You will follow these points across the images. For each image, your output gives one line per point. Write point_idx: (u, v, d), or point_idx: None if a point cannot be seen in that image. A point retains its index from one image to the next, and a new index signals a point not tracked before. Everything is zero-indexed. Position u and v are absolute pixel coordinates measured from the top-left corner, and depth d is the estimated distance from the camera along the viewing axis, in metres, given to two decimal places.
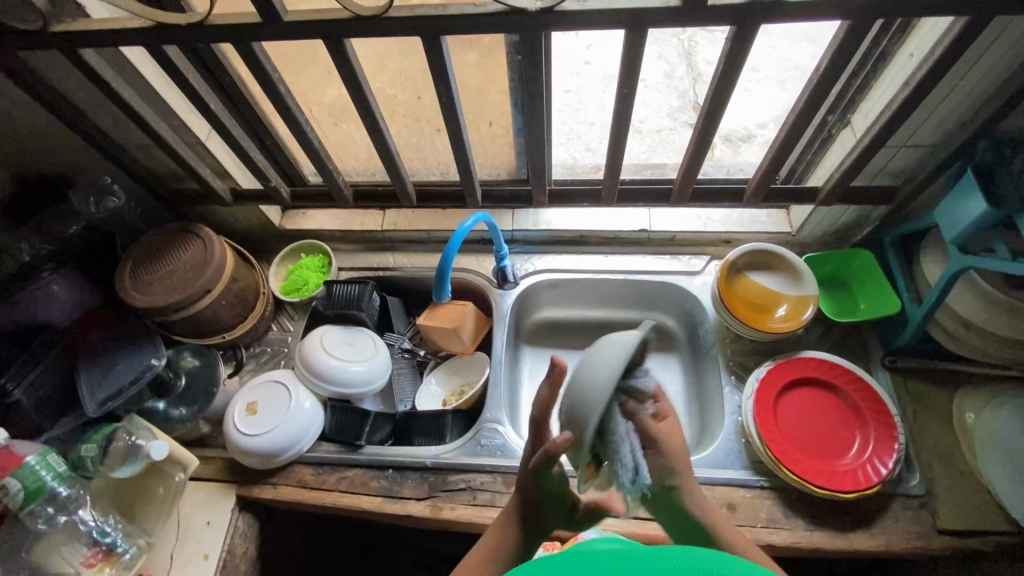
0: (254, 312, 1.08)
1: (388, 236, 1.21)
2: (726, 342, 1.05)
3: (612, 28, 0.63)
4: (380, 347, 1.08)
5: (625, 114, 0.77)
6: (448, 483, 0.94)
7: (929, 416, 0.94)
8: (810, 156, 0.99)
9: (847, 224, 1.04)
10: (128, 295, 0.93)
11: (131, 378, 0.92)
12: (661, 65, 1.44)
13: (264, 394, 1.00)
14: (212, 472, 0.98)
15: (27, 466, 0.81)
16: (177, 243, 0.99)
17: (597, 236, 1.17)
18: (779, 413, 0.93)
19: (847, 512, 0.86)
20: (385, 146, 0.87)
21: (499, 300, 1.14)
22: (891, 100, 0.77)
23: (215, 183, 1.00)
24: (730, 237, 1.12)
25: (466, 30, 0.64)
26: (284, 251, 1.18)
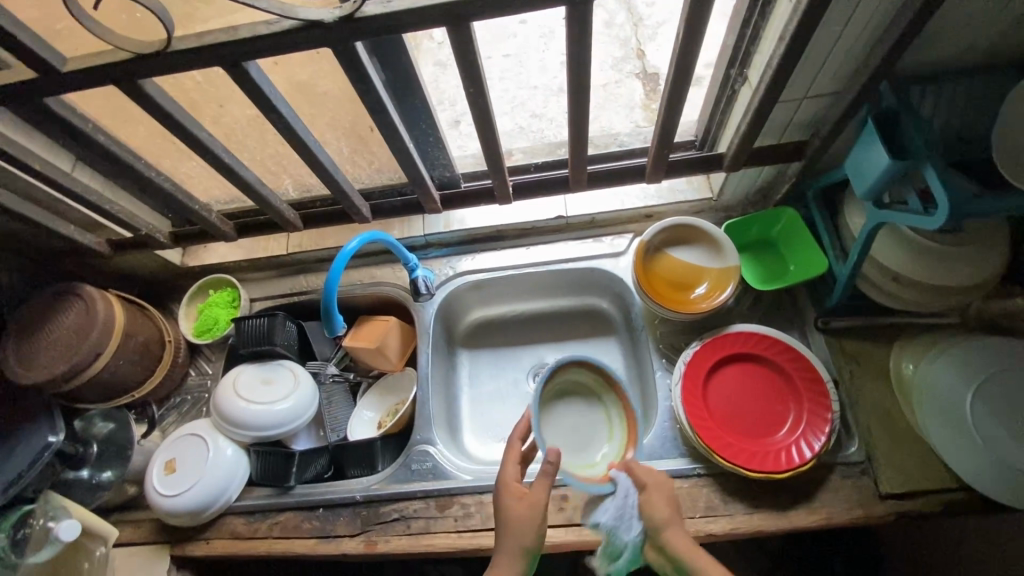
0: (164, 363, 1.03)
1: (299, 259, 1.14)
2: (656, 324, 1.01)
3: (432, 26, 0.57)
4: (301, 380, 1.02)
5: (486, 115, 0.70)
6: (381, 515, 0.91)
7: (868, 375, 0.90)
8: (719, 115, 0.91)
9: (766, 183, 0.98)
10: (13, 371, 0.88)
11: (29, 461, 0.87)
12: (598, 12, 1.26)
13: (182, 450, 0.96)
14: (142, 536, 0.95)
15: None
16: (59, 307, 0.92)
17: (515, 229, 1.11)
18: (711, 396, 0.89)
19: (786, 490, 0.84)
20: (247, 179, 0.80)
21: (420, 311, 1.08)
22: (775, 55, 0.69)
23: (86, 237, 0.92)
24: (651, 211, 1.06)
25: (271, 51, 0.58)
26: (191, 291, 1.12)
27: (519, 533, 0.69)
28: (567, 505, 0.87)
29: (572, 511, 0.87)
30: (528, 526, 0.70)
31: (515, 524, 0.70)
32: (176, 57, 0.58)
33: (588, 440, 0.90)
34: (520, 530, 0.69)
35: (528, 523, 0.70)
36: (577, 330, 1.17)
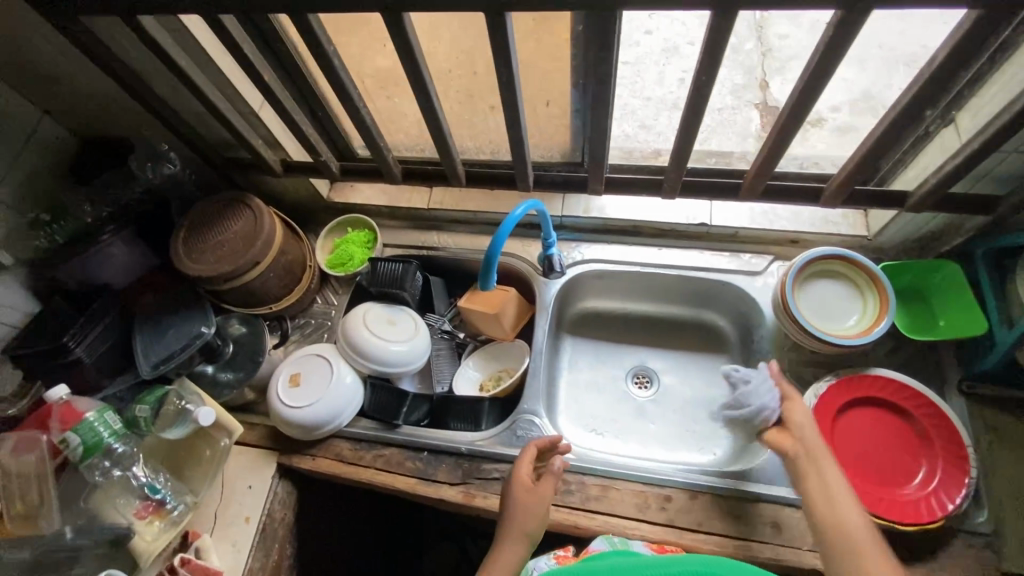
0: (301, 285, 1.08)
1: (435, 215, 1.19)
2: (783, 350, 0.99)
3: (695, 8, 0.57)
4: (420, 329, 1.07)
5: (698, 109, 0.72)
6: (483, 471, 0.94)
7: (1007, 450, 0.86)
8: (902, 155, 0.89)
9: (932, 232, 0.94)
10: (182, 262, 0.95)
11: (181, 344, 0.95)
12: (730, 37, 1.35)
13: (307, 366, 1.01)
14: (254, 439, 1.01)
15: (87, 422, 0.85)
16: (228, 213, 0.99)
17: (651, 228, 1.11)
18: (836, 433, 0.87)
19: (902, 545, 0.81)
20: (439, 127, 0.83)
21: (544, 288, 1.10)
22: (1012, 102, 0.67)
23: (267, 154, 0.99)
24: (797, 237, 1.04)
25: (534, 6, 0.60)
26: (331, 224, 1.18)
27: (519, 525, 0.78)
28: (668, 506, 0.87)
29: (673, 513, 0.87)
30: (531, 522, 0.78)
31: (519, 516, 0.79)
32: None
33: (826, 325, 0.92)
34: (523, 522, 0.78)
35: (530, 518, 0.79)
36: (687, 340, 1.16)
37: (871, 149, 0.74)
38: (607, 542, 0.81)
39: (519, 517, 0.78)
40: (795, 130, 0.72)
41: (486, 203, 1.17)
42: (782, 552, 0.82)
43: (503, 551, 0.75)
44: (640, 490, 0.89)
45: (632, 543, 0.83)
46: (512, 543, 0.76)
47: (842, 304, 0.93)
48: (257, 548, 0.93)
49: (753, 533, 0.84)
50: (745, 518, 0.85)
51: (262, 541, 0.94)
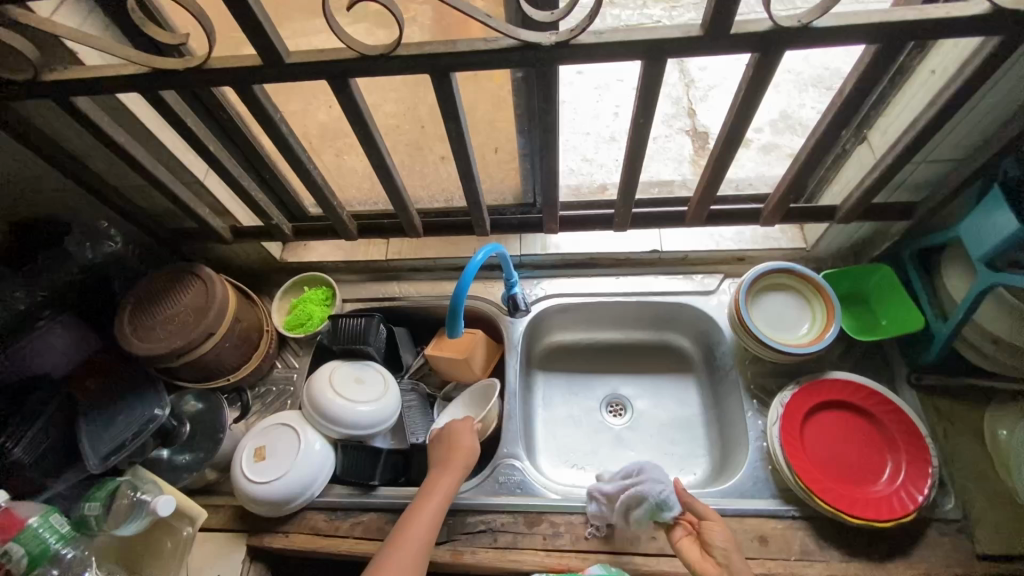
0: (259, 351, 1.05)
1: (394, 265, 1.18)
2: (745, 364, 1.03)
3: (628, 59, 0.61)
4: (390, 386, 1.03)
5: (639, 149, 0.76)
6: (467, 525, 0.90)
7: (961, 435, 0.91)
8: (825, 171, 0.97)
9: (862, 238, 1.02)
10: (129, 341, 0.90)
11: (133, 430, 0.89)
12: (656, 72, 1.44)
13: (272, 438, 0.96)
14: (220, 522, 0.95)
15: (29, 528, 0.76)
16: (177, 285, 0.95)
17: (606, 258, 1.15)
18: (806, 439, 0.90)
19: (883, 541, 0.83)
20: (392, 181, 0.84)
21: (510, 327, 1.11)
22: (914, 119, 0.74)
23: (214, 222, 0.97)
24: (743, 255, 1.10)
25: (479, 65, 0.62)
26: (287, 285, 1.15)
27: (441, 485, 0.86)
28: (659, 535, 0.87)
29: (664, 541, 0.86)
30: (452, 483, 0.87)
31: (441, 481, 0.87)
32: (396, 62, 0.61)
33: (782, 335, 0.97)
34: (443, 486, 0.86)
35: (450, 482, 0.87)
36: (653, 364, 1.18)
37: (800, 171, 0.80)
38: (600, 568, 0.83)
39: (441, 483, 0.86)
40: (730, 159, 0.76)
41: (443, 249, 1.17)
42: (773, 565, 0.83)
43: (425, 508, 0.83)
44: None
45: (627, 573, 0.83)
46: (435, 502, 0.84)
47: (795, 314, 0.98)
48: None
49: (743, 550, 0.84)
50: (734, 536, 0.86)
51: None
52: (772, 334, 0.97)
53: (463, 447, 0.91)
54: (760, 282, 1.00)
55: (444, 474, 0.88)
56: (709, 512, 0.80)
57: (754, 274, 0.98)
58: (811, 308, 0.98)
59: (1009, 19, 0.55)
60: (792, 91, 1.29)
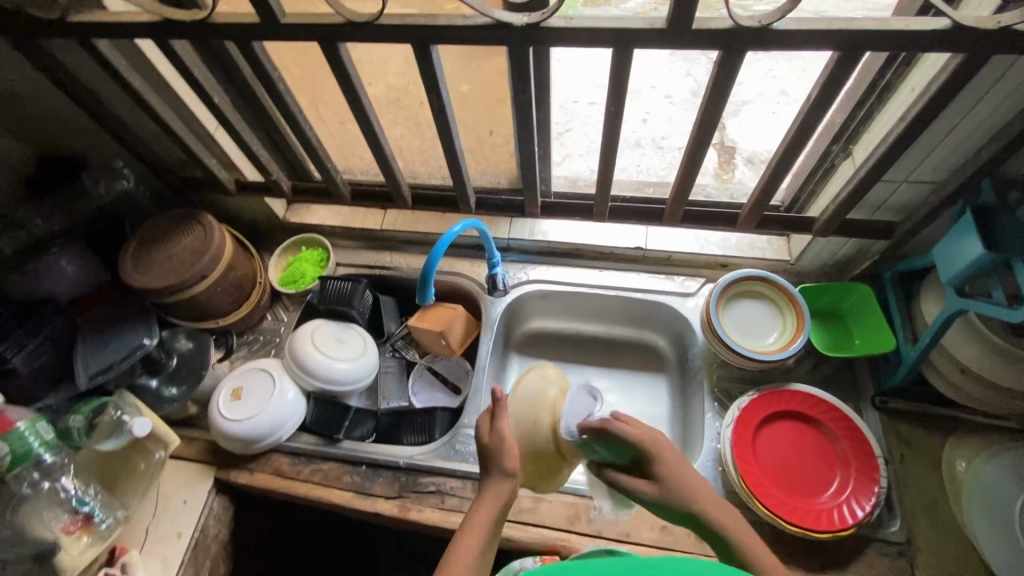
0: (250, 300, 1.11)
1: (388, 235, 1.23)
2: (712, 367, 1.04)
3: (598, 46, 0.63)
4: (369, 347, 1.09)
5: (613, 140, 0.78)
6: (419, 484, 0.95)
7: (918, 461, 0.90)
8: (813, 185, 0.97)
9: (846, 257, 1.01)
10: (129, 275, 0.97)
11: (122, 355, 0.95)
12: (689, 82, 1.42)
13: (249, 381, 1.02)
14: (192, 454, 1.01)
15: (17, 431, 0.85)
16: (180, 228, 1.02)
17: (592, 251, 1.17)
18: (758, 445, 0.91)
19: (819, 553, 0.84)
20: (381, 149, 0.88)
21: (489, 306, 1.14)
22: (889, 135, 0.74)
23: (220, 173, 1.03)
24: (726, 261, 1.11)
25: (457, 40, 0.65)
26: (285, 243, 1.21)
27: (483, 514, 0.62)
28: (598, 517, 0.89)
29: (602, 524, 0.89)
30: (498, 505, 0.63)
31: (481, 503, 0.63)
32: (380, 30, 0.65)
33: (750, 341, 0.98)
34: (478, 514, 0.62)
35: (491, 507, 0.63)
36: (628, 360, 1.20)
37: (773, 175, 0.81)
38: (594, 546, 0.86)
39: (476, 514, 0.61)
40: (701, 159, 0.78)
41: (436, 225, 1.21)
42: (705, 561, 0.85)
43: (462, 546, 0.59)
44: (573, 502, 0.91)
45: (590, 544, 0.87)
46: (474, 539, 0.59)
47: (766, 322, 0.99)
48: (186, 565, 0.91)
49: (677, 543, 0.86)
50: (671, 528, 0.88)
51: (192, 558, 0.92)
52: (740, 339, 0.98)
53: (495, 458, 0.65)
54: (734, 287, 1.01)
55: (489, 494, 0.64)
56: (639, 437, 0.64)
57: (728, 279, 0.99)
58: (783, 317, 0.98)
59: (967, 37, 0.56)
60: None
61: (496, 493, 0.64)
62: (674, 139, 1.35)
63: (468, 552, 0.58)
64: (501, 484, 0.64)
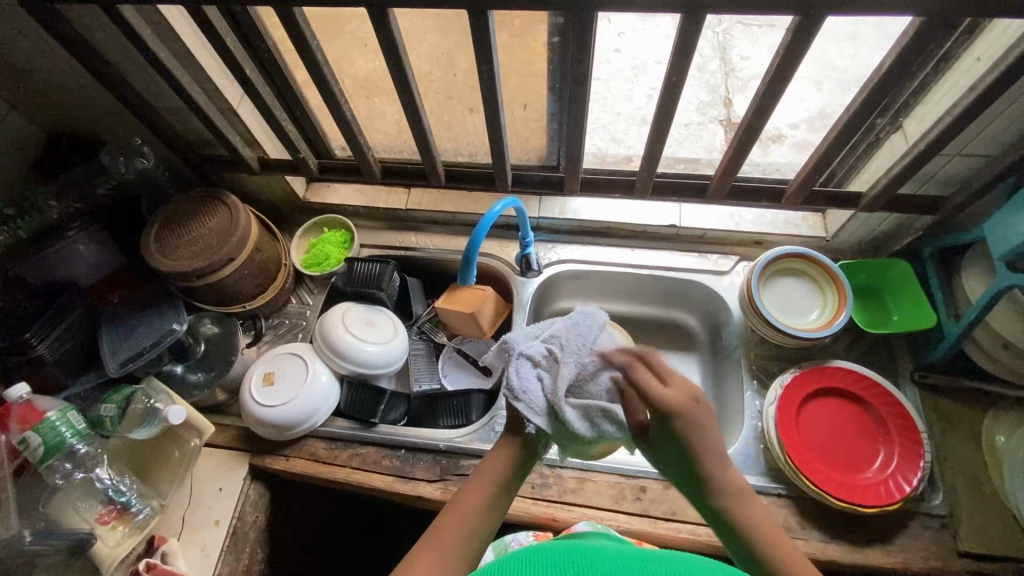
0: (275, 283, 1.07)
1: (412, 215, 1.19)
2: (750, 345, 1.03)
3: (667, 12, 0.61)
4: (399, 331, 1.07)
5: (669, 109, 0.77)
6: (460, 467, 0.94)
7: (958, 435, 0.91)
8: (854, 160, 0.95)
9: (885, 232, 1.01)
10: (152, 258, 0.93)
11: (150, 341, 0.93)
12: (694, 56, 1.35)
13: (281, 365, 0.99)
14: (225, 440, 0.99)
15: (48, 421, 0.82)
16: (203, 209, 0.98)
17: (624, 229, 1.14)
18: (801, 421, 0.92)
19: (865, 527, 0.85)
20: (419, 123, 0.85)
21: (521, 287, 1.12)
22: (952, 106, 0.73)
23: (244, 151, 0.99)
24: (762, 239, 1.09)
25: (514, 4, 0.63)
26: (307, 225, 1.17)
27: (494, 464, 0.60)
28: (643, 496, 0.89)
29: (648, 503, 0.89)
30: (505, 468, 0.59)
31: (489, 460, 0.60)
32: None
33: (789, 318, 0.98)
34: (488, 469, 0.59)
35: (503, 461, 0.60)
36: (659, 339, 1.19)
37: (833, 141, 0.80)
38: (587, 524, 0.83)
39: (486, 465, 0.59)
40: (764, 122, 0.76)
41: (463, 204, 1.17)
42: None
43: (468, 494, 0.58)
44: (616, 481, 0.91)
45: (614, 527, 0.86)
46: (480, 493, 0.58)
47: (806, 298, 0.99)
48: (226, 553, 0.90)
49: None
50: None
51: (231, 545, 0.91)
52: (780, 317, 0.98)
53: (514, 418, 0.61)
54: (773, 264, 1.00)
55: (504, 449, 0.60)
56: (678, 405, 0.55)
57: (768, 255, 0.98)
58: (824, 293, 0.98)
59: None
60: (835, 92, 1.20)
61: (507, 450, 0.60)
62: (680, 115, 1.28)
63: (476, 499, 0.57)
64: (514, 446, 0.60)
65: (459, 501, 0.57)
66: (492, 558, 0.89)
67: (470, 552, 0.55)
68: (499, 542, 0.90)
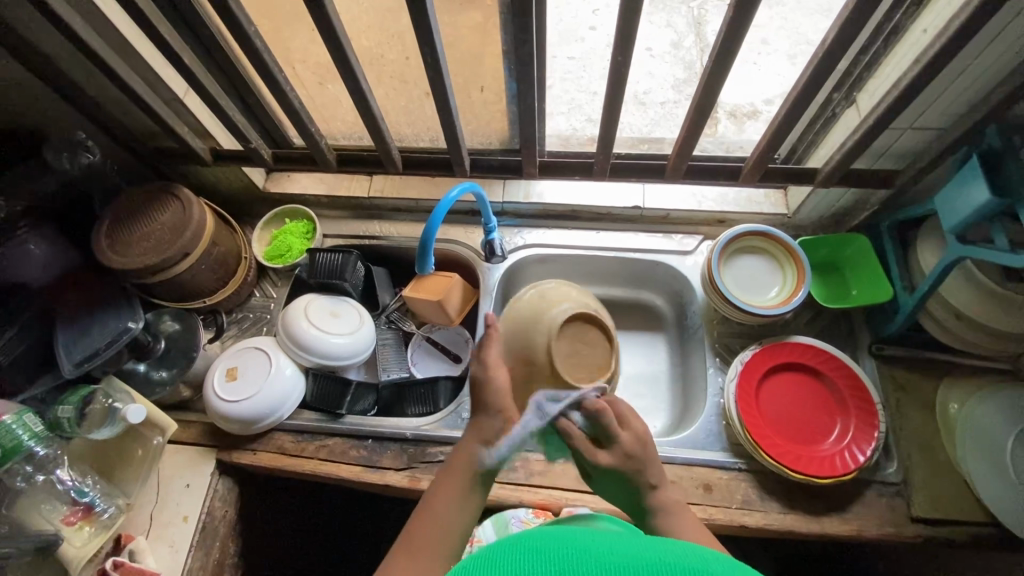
0: (236, 277, 1.06)
1: (376, 203, 1.17)
2: (714, 324, 1.04)
3: None
4: (365, 322, 1.05)
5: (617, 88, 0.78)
6: (428, 455, 0.95)
7: (913, 406, 0.93)
8: (813, 136, 0.96)
9: (844, 207, 1.02)
10: (104, 256, 0.91)
11: (107, 340, 0.91)
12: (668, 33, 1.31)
13: (244, 360, 0.98)
14: (191, 437, 0.98)
15: (3, 425, 0.79)
16: (155, 203, 0.95)
17: (589, 211, 1.14)
18: (761, 397, 0.93)
19: (822, 496, 0.87)
20: (368, 109, 0.84)
21: (487, 273, 1.11)
22: (898, 80, 0.74)
23: (194, 142, 0.97)
24: (724, 217, 1.10)
25: None
26: (268, 216, 1.15)
27: (468, 456, 0.68)
28: None
29: None
30: (485, 448, 0.68)
31: (466, 442, 0.69)
32: None
33: (749, 295, 0.99)
34: (450, 480, 0.67)
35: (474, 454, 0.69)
36: (627, 320, 1.19)
37: (787, 116, 0.81)
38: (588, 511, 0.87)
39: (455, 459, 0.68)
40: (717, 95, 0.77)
41: (425, 189, 1.16)
42: (714, 511, 0.87)
43: (448, 481, 0.67)
44: None
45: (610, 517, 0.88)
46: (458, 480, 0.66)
47: (766, 275, 1.00)
48: (195, 548, 0.90)
49: (688, 496, 0.88)
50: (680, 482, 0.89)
51: (200, 540, 0.91)
52: (740, 295, 0.99)
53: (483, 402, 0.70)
54: (735, 241, 1.01)
55: (475, 433, 0.69)
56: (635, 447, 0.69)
57: (728, 233, 0.98)
58: (785, 269, 0.99)
59: None
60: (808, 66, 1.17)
61: (484, 428, 0.69)
62: (655, 94, 1.26)
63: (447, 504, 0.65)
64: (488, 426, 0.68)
65: (441, 485, 0.67)
66: (493, 536, 0.86)
67: (454, 532, 0.63)
68: (500, 518, 0.88)
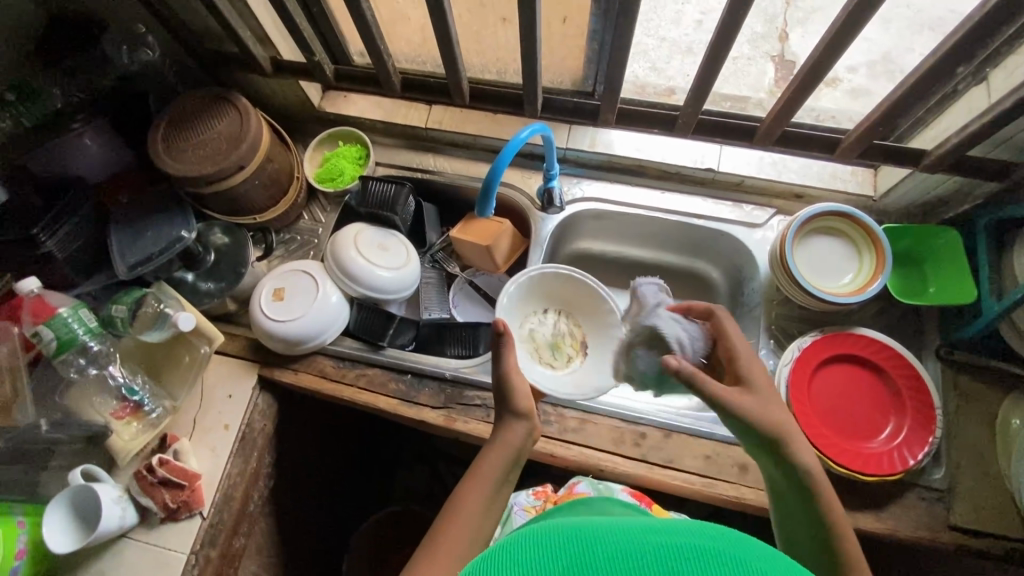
0: (288, 196, 1.03)
1: (432, 135, 1.12)
2: (773, 304, 0.99)
3: None
4: (412, 258, 1.03)
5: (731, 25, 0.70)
6: (464, 397, 0.95)
7: (971, 415, 0.88)
8: (923, 113, 0.87)
9: (940, 197, 0.93)
10: (159, 158, 0.89)
11: (159, 246, 0.91)
12: None
13: (292, 281, 0.98)
14: (235, 350, 0.99)
15: (60, 317, 0.84)
16: (212, 111, 0.92)
17: (656, 168, 1.06)
18: (814, 386, 0.90)
19: (860, 493, 0.85)
20: (445, 30, 0.78)
21: (540, 223, 1.06)
22: None
23: (256, 50, 0.92)
24: (803, 192, 1.02)
25: None
26: (321, 136, 1.11)
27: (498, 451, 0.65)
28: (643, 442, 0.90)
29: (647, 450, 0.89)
30: (508, 448, 0.65)
31: (494, 446, 0.65)
32: None
33: (817, 277, 0.94)
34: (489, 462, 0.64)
35: (505, 449, 0.65)
36: (677, 289, 1.16)
37: (913, 85, 0.72)
38: (592, 487, 0.92)
39: (491, 454, 0.64)
40: (843, 46, 0.69)
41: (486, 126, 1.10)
42: (747, 492, 0.85)
43: (473, 488, 0.61)
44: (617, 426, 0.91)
45: (618, 490, 0.91)
46: (484, 481, 0.62)
47: (841, 260, 0.94)
48: (234, 455, 0.93)
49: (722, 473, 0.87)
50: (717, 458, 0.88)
51: (239, 449, 0.94)
52: (807, 275, 0.94)
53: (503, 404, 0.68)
54: (814, 220, 0.94)
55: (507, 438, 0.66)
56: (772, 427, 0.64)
57: (809, 209, 0.91)
58: (863, 255, 0.92)
59: None
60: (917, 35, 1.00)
61: (511, 435, 0.66)
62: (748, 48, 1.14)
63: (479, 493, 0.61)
64: (519, 427, 0.67)
65: (460, 499, 0.60)
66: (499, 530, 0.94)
67: (483, 535, 0.59)
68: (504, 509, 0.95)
